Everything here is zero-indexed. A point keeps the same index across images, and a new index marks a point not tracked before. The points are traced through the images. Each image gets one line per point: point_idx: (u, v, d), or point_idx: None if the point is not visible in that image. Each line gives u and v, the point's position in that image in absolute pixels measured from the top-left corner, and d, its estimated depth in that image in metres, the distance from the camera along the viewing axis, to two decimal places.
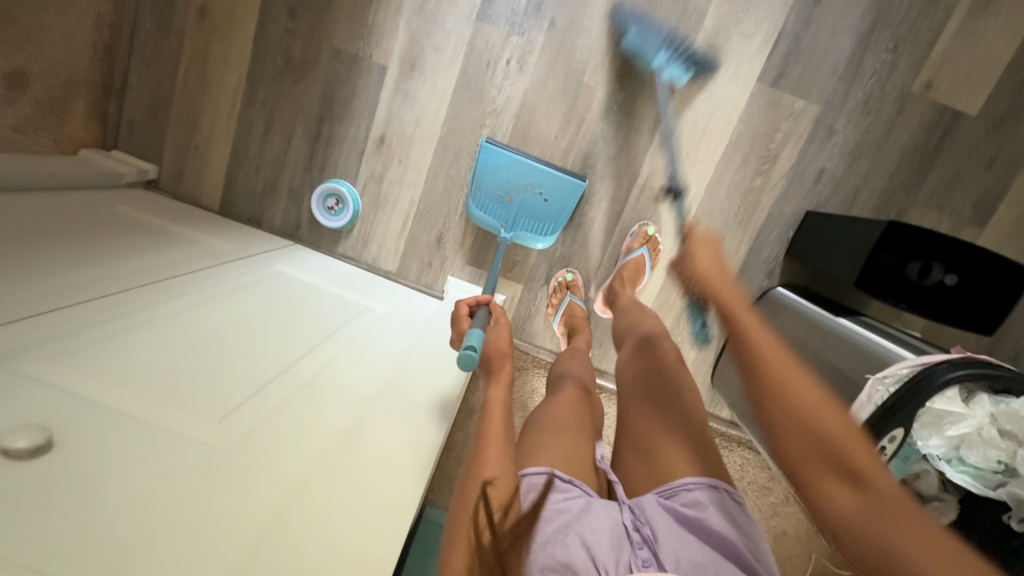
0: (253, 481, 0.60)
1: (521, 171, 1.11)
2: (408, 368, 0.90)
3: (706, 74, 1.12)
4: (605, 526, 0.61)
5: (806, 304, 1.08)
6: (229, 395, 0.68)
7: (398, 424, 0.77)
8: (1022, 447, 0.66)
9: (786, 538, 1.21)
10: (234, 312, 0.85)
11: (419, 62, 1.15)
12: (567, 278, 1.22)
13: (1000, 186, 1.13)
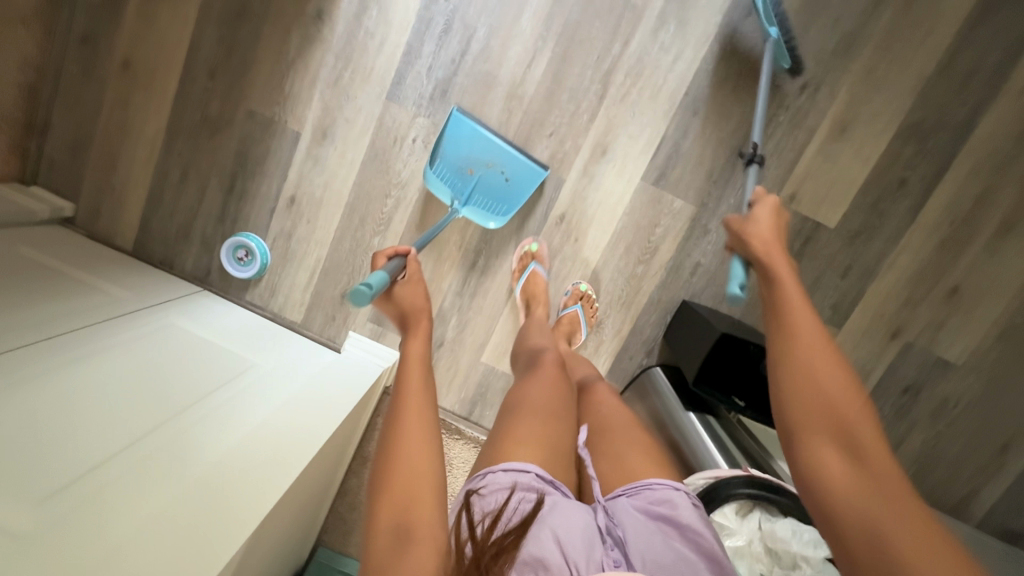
0: (59, 556, 0.62)
1: (487, 148, 1.16)
2: (270, 428, 0.94)
3: (596, 168, 1.21)
4: (578, 525, 0.64)
5: (667, 389, 1.16)
6: (59, 473, 0.70)
7: (257, 475, 0.83)
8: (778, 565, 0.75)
9: None
10: (108, 377, 0.87)
11: (331, 132, 1.22)
12: (531, 247, 1.25)
13: (856, 290, 1.24)
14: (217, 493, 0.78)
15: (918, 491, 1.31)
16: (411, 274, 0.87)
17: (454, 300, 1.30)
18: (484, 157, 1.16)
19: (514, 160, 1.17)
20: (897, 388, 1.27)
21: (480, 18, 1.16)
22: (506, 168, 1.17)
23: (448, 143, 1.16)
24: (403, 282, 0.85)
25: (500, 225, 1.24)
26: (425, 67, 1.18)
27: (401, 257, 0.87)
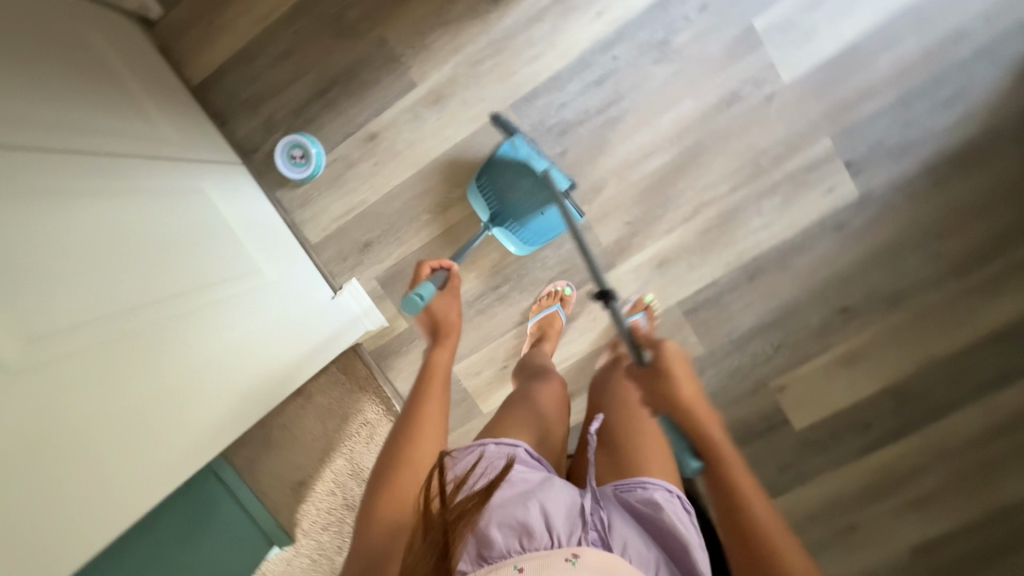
0: (44, 406, 0.63)
1: (528, 175, 1.14)
2: (244, 359, 0.97)
3: (645, 272, 1.27)
4: (564, 503, 0.65)
5: None
6: (66, 312, 0.68)
7: (207, 410, 0.88)
8: None
9: None
10: (110, 230, 0.79)
11: (443, 103, 1.22)
12: (565, 291, 1.28)
13: (781, 487, 1.36)
14: (177, 410, 0.82)
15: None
16: (451, 287, 0.91)
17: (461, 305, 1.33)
18: (522, 183, 1.15)
19: (552, 195, 1.14)
20: None
21: (629, 92, 1.18)
22: (540, 200, 1.15)
23: (492, 160, 1.17)
24: (445, 294, 0.90)
25: (522, 252, 1.24)
26: (559, 101, 1.20)
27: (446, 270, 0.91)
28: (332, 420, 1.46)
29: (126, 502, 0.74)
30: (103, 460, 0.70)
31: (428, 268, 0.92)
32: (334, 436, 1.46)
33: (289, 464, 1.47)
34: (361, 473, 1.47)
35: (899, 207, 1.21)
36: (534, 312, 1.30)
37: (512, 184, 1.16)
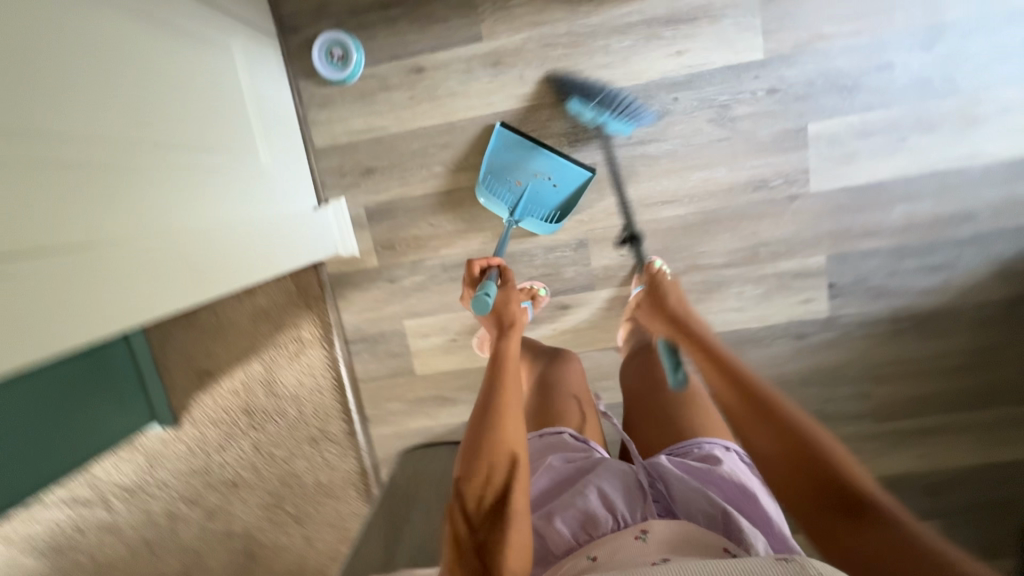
0: (43, 195, 0.58)
1: (532, 158, 1.18)
2: (236, 232, 0.93)
3: (618, 306, 1.30)
4: (618, 480, 0.75)
5: None
6: (72, 114, 0.64)
7: (207, 265, 0.83)
8: None
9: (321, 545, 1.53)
10: (131, 54, 0.74)
11: (501, 72, 1.21)
12: (538, 291, 1.26)
13: None
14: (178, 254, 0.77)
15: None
16: (505, 280, 0.96)
17: (436, 265, 1.33)
18: (528, 169, 1.18)
19: (560, 166, 1.17)
20: None
21: (674, 139, 1.20)
22: (552, 176, 1.18)
23: (492, 156, 1.20)
24: (499, 288, 0.95)
25: (551, 231, 1.26)
26: (607, 118, 1.20)
27: (498, 267, 0.97)
28: (266, 321, 1.42)
29: (196, 292, 0.80)
30: (111, 274, 0.65)
31: (478, 266, 0.99)
32: (262, 339, 1.43)
33: (204, 350, 1.45)
34: (272, 384, 1.45)
35: (856, 341, 1.29)
36: None
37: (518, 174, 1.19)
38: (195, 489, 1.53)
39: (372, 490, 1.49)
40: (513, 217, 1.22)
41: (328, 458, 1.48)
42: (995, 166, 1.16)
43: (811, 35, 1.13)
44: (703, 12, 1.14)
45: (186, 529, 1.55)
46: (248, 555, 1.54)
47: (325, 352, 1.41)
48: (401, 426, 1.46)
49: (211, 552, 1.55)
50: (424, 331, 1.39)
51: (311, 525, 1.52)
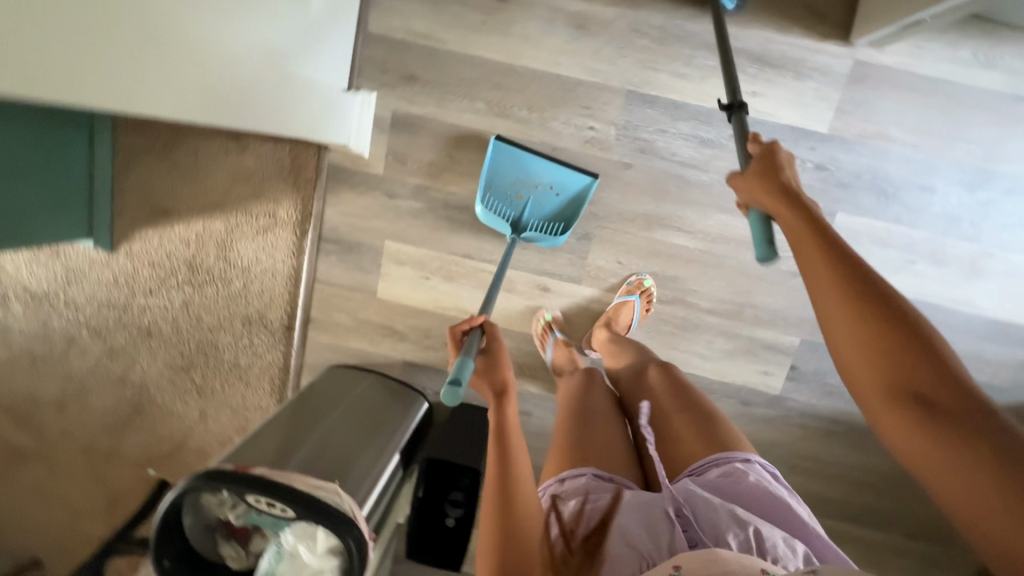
0: None
1: (529, 172, 1.17)
2: (234, 69, 0.87)
3: (595, 309, 1.30)
4: (640, 521, 0.67)
5: (413, 418, 1.30)
6: None
7: (177, 78, 0.77)
8: None
9: (211, 424, 1.46)
10: None
11: (578, 39, 1.17)
12: (546, 317, 1.27)
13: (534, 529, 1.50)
14: (153, 50, 0.71)
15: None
16: (493, 344, 0.86)
17: (440, 199, 1.28)
18: (526, 181, 1.17)
19: (559, 174, 1.16)
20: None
21: (713, 174, 1.19)
22: (552, 184, 1.17)
23: (492, 172, 1.18)
24: (485, 355, 0.85)
25: (558, 243, 1.22)
26: (660, 127, 1.18)
27: (481, 327, 0.88)
28: (245, 185, 1.33)
29: (138, 97, 0.73)
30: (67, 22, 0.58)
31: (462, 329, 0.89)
32: (235, 201, 1.34)
33: (167, 186, 1.36)
34: (227, 248, 1.36)
35: (795, 428, 1.32)
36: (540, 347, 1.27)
37: (516, 186, 1.18)
38: (104, 322, 1.43)
39: (287, 392, 1.44)
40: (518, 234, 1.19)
41: (254, 343, 1.41)
42: (986, 321, 1.19)
43: (878, 129, 1.13)
44: (790, 65, 1.12)
45: (81, 358, 1.45)
46: (136, 407, 1.46)
47: (293, 239, 1.34)
48: (341, 342, 1.40)
49: (98, 390, 1.46)
50: (400, 258, 1.33)
51: (211, 402, 1.46)
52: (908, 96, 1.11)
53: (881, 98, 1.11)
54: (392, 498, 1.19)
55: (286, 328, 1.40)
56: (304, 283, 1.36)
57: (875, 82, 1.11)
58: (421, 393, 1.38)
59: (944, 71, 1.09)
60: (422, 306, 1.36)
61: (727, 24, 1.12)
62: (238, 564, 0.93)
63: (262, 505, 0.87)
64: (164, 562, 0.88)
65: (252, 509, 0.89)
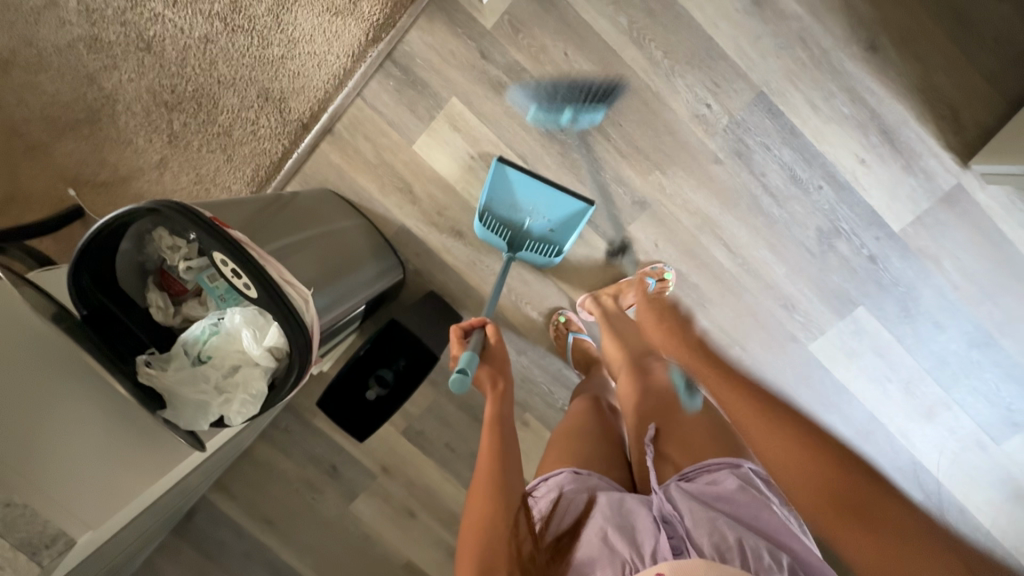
0: None
1: (529, 197, 1.17)
2: None
3: (606, 273, 1.27)
4: (621, 515, 0.74)
5: (388, 284, 1.23)
6: None
7: None
8: (214, 370, 0.76)
9: (165, 176, 1.27)
10: None
11: (747, 12, 1.10)
12: (561, 320, 1.30)
13: (433, 439, 1.49)
14: None
15: (250, 449, 1.56)
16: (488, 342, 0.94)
17: (529, 88, 1.18)
18: (526, 205, 1.19)
19: (558, 201, 1.17)
20: (338, 461, 1.54)
21: (784, 212, 1.17)
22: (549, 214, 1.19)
23: (489, 194, 1.18)
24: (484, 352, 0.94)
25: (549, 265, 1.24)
26: (766, 142, 1.14)
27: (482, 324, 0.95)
28: None
29: None
30: None
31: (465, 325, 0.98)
32: None
33: None
34: (285, 8, 1.20)
35: None
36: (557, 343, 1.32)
37: (515, 210, 1.19)
38: (105, 6, 1.23)
39: (265, 191, 1.27)
40: (514, 253, 1.22)
41: (260, 122, 1.24)
42: (912, 462, 1.27)
43: (936, 253, 1.16)
44: (907, 152, 1.11)
45: (55, 29, 1.23)
46: (92, 114, 1.26)
47: (360, 39, 1.19)
48: (349, 170, 1.27)
49: (57, 72, 1.24)
50: (455, 122, 1.22)
51: (179, 155, 1.27)
52: (975, 238, 1.14)
53: (956, 228, 1.14)
54: (333, 340, 1.11)
55: (301, 125, 1.24)
56: (345, 93, 1.22)
57: (961, 211, 1.13)
58: (401, 263, 1.29)
59: (1015, 234, 1.14)
60: (449, 183, 1.26)
61: (881, 83, 1.09)
62: (161, 319, 0.80)
63: (227, 270, 0.76)
64: (81, 279, 0.73)
65: (214, 267, 0.77)
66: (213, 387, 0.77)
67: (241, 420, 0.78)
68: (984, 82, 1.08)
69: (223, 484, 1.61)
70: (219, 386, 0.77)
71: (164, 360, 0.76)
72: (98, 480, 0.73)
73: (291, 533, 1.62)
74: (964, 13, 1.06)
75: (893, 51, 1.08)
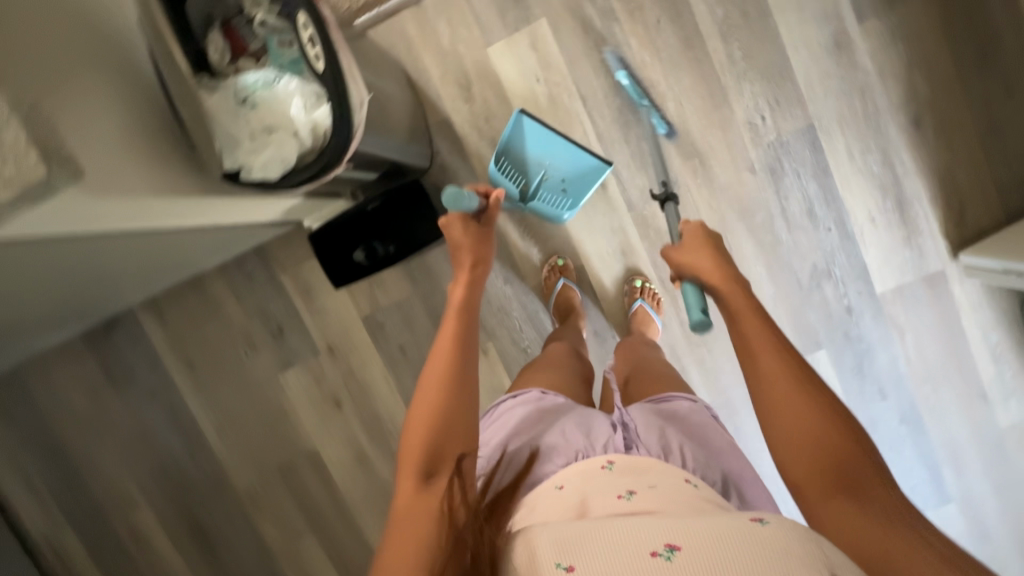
0: None
1: (548, 149, 1.18)
2: None
3: (614, 235, 1.32)
4: (579, 421, 0.77)
5: (414, 160, 1.23)
6: None
7: None
8: (251, 121, 0.77)
9: None
10: None
11: (828, 48, 1.18)
12: (558, 263, 1.33)
13: (388, 338, 1.47)
14: None
15: (203, 280, 1.50)
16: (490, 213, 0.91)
17: (614, 38, 1.23)
18: (544, 158, 1.19)
19: (578, 159, 1.18)
20: (286, 325, 1.50)
21: (790, 238, 1.26)
22: (563, 172, 1.21)
23: (508, 141, 1.17)
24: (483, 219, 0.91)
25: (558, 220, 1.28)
26: (798, 170, 1.23)
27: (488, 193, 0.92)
28: None
29: None
30: None
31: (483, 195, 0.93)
32: None
33: None
34: None
35: None
36: (545, 288, 1.34)
37: (532, 159, 1.20)
38: None
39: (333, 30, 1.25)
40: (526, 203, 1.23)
41: None
42: None
43: (901, 326, 1.26)
44: (911, 226, 1.22)
45: None
46: None
47: None
48: (419, 46, 1.28)
49: None
50: (535, 41, 1.26)
51: None
52: (937, 325, 1.25)
53: (927, 308, 1.25)
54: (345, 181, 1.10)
55: None
56: None
57: (936, 296, 1.24)
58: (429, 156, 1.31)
59: (972, 334, 1.25)
60: (506, 96, 1.29)
61: (911, 157, 1.20)
62: (216, 62, 0.79)
63: (301, 37, 0.75)
64: None
65: (290, 32, 0.76)
66: (246, 133, 0.77)
67: (256, 178, 0.77)
68: (994, 191, 1.20)
69: (160, 307, 1.54)
70: (252, 135, 0.77)
71: (209, 87, 0.77)
72: (112, 144, 0.66)
73: (210, 380, 1.57)
74: (1001, 125, 1.17)
75: (932, 134, 1.19)
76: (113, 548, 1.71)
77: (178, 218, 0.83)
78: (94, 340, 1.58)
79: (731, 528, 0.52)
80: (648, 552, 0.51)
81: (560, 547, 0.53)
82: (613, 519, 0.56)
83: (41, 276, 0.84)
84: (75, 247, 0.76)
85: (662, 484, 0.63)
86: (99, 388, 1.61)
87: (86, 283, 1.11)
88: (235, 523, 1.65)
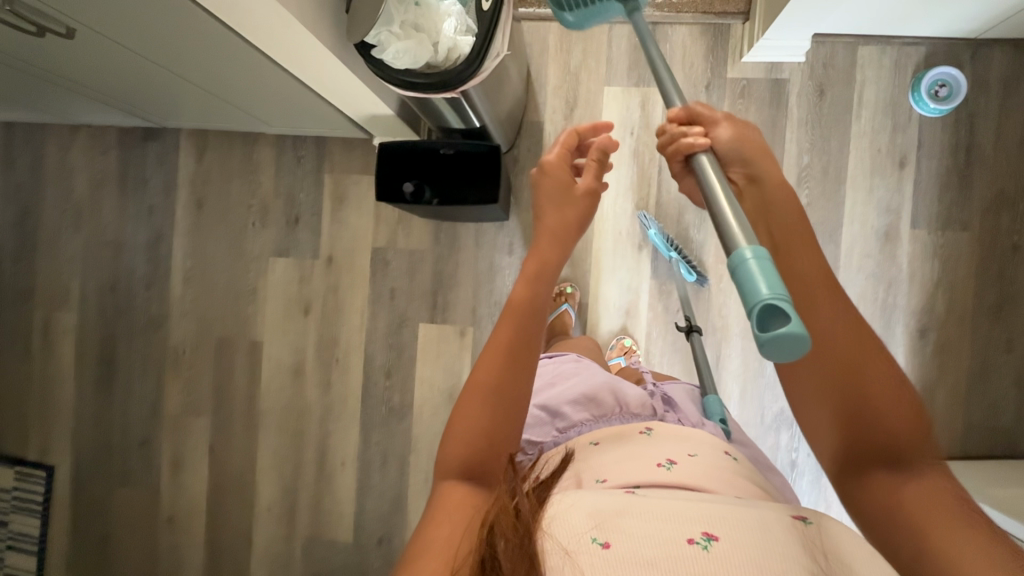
0: None
1: None
2: None
3: (627, 291, 1.39)
4: (621, 384, 0.82)
5: (498, 136, 1.30)
6: None
7: None
8: (407, 16, 0.84)
9: None
10: None
11: (880, 235, 1.30)
12: (565, 290, 1.38)
13: (386, 276, 1.51)
14: None
15: (257, 141, 1.55)
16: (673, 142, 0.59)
17: None
18: None
19: None
20: (304, 218, 1.53)
21: (773, 375, 1.33)
22: None
23: None
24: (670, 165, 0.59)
25: None
26: None
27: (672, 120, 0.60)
28: None
29: None
30: None
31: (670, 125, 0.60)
32: None
33: None
34: None
35: None
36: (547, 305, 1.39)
37: None
38: None
39: None
40: None
41: None
42: None
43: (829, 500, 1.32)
44: None
45: None
46: None
47: None
48: (550, 55, 1.40)
49: None
50: (646, 101, 1.38)
51: None
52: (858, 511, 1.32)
53: None
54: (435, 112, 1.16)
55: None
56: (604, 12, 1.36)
57: None
58: (509, 143, 1.40)
59: None
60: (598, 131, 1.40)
61: (908, 359, 1.29)
62: None
63: None
64: None
65: None
66: (399, 19, 0.84)
67: (383, 57, 0.84)
68: (959, 424, 1.28)
69: (204, 142, 1.57)
70: (402, 23, 0.84)
71: None
72: None
73: (207, 228, 1.58)
74: (989, 372, 1.28)
75: (931, 348, 1.29)
76: (19, 332, 1.66)
77: (288, 44, 0.87)
78: (128, 139, 1.60)
79: (760, 518, 0.49)
80: (684, 539, 0.47)
81: (596, 522, 0.49)
82: (652, 501, 0.51)
83: (128, 25, 0.84)
84: (200, 22, 0.80)
85: (702, 453, 0.66)
86: (107, 183, 1.62)
87: (140, 77, 1.09)
88: (147, 369, 1.62)
